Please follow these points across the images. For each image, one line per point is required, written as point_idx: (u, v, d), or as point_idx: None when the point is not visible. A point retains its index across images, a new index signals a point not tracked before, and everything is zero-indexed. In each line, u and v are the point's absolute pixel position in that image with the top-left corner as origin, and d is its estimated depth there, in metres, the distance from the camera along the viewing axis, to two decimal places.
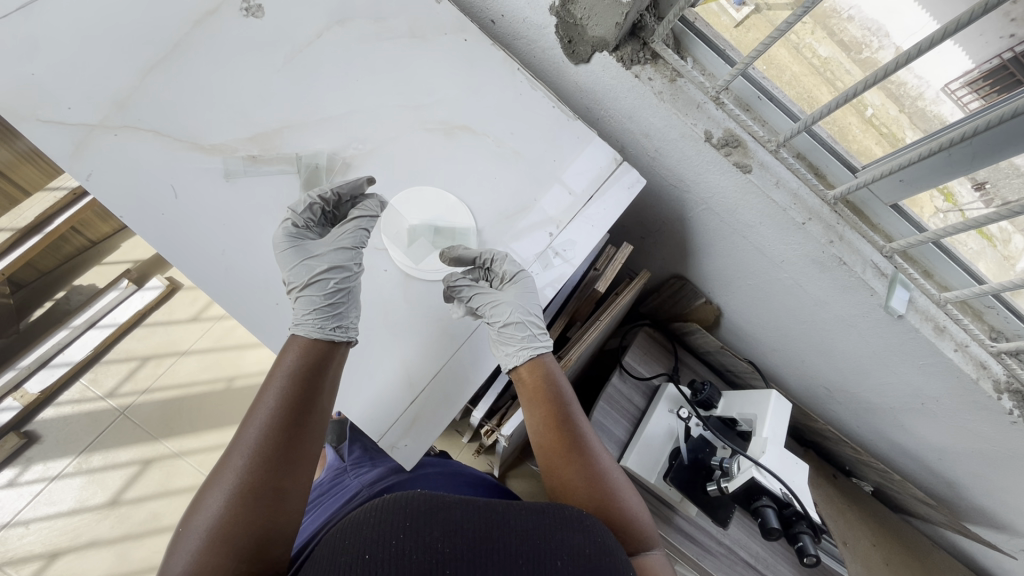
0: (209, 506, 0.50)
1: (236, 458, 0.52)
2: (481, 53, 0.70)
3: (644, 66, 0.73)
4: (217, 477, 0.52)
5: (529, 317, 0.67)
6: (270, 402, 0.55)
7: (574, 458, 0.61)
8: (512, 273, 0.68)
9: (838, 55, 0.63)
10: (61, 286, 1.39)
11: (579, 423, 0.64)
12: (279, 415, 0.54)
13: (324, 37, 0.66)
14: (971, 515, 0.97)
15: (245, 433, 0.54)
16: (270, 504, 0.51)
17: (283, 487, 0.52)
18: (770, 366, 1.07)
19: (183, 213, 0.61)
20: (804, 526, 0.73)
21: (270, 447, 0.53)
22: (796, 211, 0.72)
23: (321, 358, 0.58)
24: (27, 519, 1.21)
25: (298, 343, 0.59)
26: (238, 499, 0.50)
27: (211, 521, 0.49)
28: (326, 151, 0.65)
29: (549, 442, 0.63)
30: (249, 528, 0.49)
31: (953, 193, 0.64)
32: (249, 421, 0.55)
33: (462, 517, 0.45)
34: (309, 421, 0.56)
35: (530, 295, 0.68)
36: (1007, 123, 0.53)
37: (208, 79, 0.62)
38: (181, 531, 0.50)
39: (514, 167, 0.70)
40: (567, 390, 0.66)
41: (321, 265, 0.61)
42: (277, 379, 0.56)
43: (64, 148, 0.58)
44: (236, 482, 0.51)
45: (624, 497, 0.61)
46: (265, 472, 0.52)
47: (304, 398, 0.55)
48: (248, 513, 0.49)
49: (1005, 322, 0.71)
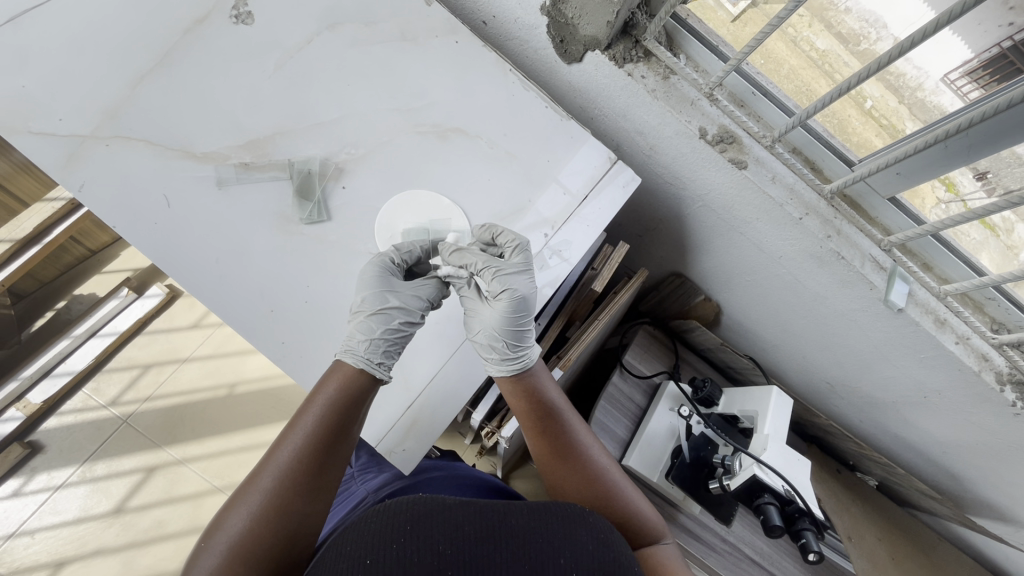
0: (231, 522, 0.51)
1: (264, 480, 0.53)
2: (473, 55, 0.70)
3: (636, 64, 0.73)
4: (242, 493, 0.53)
5: (500, 337, 0.63)
6: (305, 429, 0.55)
7: (568, 464, 0.65)
8: (507, 291, 0.62)
9: (836, 47, 0.63)
10: (62, 297, 1.39)
11: (570, 430, 0.65)
12: (311, 444, 0.54)
13: (314, 42, 0.66)
14: (977, 508, 0.97)
15: (275, 455, 0.54)
16: (293, 525, 0.52)
17: (308, 512, 0.53)
18: (771, 362, 1.07)
19: (178, 222, 0.61)
20: (807, 522, 0.71)
21: (299, 473, 0.54)
22: (792, 206, 0.72)
23: (363, 393, 0.58)
24: (33, 529, 1.21)
25: (344, 372, 0.58)
26: (263, 520, 0.51)
27: (232, 540, 0.50)
28: (318, 156, 0.65)
29: (543, 450, 0.66)
30: (271, 548, 0.51)
31: (955, 183, 0.63)
32: (281, 444, 0.55)
33: (461, 519, 0.45)
34: (338, 449, 0.56)
35: (517, 317, 0.63)
36: (1011, 109, 0.52)
37: (199, 87, 0.62)
38: (202, 544, 0.51)
39: (508, 169, 0.70)
40: (554, 396, 0.66)
41: (398, 299, 0.60)
42: (314, 405, 0.55)
43: (56, 159, 0.58)
44: (262, 504, 0.52)
45: (621, 494, 0.64)
46: (293, 497, 0.53)
47: (338, 429, 0.55)
48: (275, 535, 0.51)
49: (1007, 314, 0.70)
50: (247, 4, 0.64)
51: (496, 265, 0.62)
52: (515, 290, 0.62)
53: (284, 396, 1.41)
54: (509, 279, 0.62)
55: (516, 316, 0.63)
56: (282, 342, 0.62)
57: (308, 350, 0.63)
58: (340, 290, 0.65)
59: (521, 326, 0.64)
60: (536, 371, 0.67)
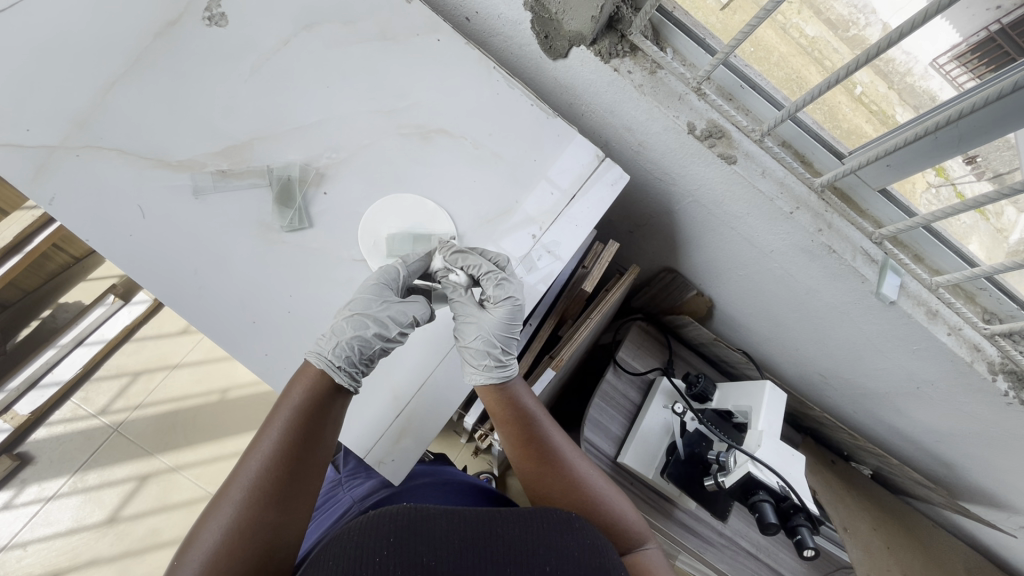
0: (205, 537, 0.50)
1: (235, 492, 0.51)
2: (456, 52, 0.68)
3: (623, 59, 0.71)
4: (214, 509, 0.51)
5: (493, 347, 0.62)
6: (273, 437, 0.54)
7: (548, 467, 0.64)
8: (507, 301, 0.63)
9: (825, 34, 0.62)
10: (47, 305, 1.37)
11: (551, 440, 0.65)
12: (281, 451, 0.53)
13: (291, 44, 0.64)
14: (971, 495, 0.97)
15: (246, 466, 0.53)
16: (268, 538, 0.50)
17: (282, 524, 0.52)
18: (764, 354, 1.07)
19: (154, 232, 0.59)
20: (802, 519, 0.70)
21: (271, 483, 0.52)
22: (783, 200, 0.71)
23: (330, 397, 0.57)
24: (25, 541, 1.20)
25: (309, 376, 0.57)
26: (237, 533, 0.50)
27: (205, 556, 0.48)
28: (298, 162, 0.63)
29: (524, 460, 0.66)
30: (246, 563, 0.49)
31: (946, 167, 0.63)
32: (250, 455, 0.54)
33: (446, 529, 0.44)
34: (311, 459, 0.55)
35: (512, 324, 0.64)
36: (1006, 98, 0.51)
37: (173, 93, 0.61)
38: (175, 563, 0.49)
39: (493, 169, 0.68)
40: (532, 405, 0.66)
41: (379, 308, 0.59)
42: (281, 413, 0.55)
43: (25, 171, 0.57)
44: (233, 518, 0.50)
45: (605, 503, 0.63)
46: (266, 508, 0.51)
47: (308, 434, 0.55)
48: (249, 548, 0.49)
49: (998, 304, 0.70)
50: (219, 5, 0.62)
51: (496, 274, 0.62)
52: (515, 300, 0.63)
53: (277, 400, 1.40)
54: (512, 287, 0.63)
55: (514, 328, 0.64)
56: (265, 355, 0.61)
57: (291, 361, 0.62)
58: (325, 299, 0.63)
59: (515, 334, 0.65)
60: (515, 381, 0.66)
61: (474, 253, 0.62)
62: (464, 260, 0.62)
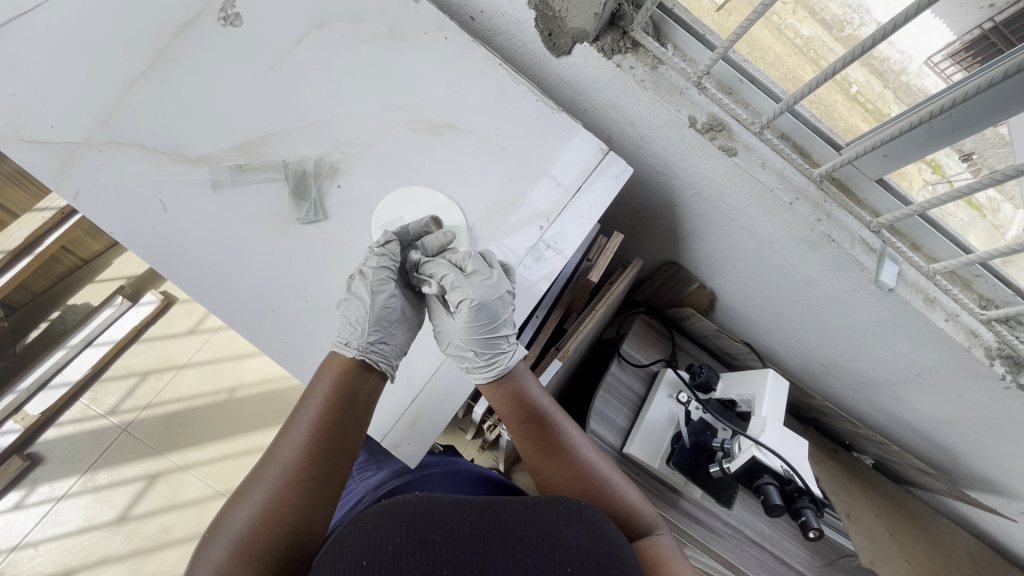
0: (236, 517, 0.51)
1: (269, 473, 0.53)
2: (463, 49, 0.70)
3: (625, 55, 0.73)
4: (247, 490, 0.53)
5: (467, 345, 0.64)
6: (307, 424, 0.56)
7: (557, 457, 0.65)
8: (467, 302, 0.62)
9: (820, 34, 0.63)
10: (56, 306, 1.39)
11: (558, 428, 0.66)
12: (313, 438, 0.55)
13: (304, 42, 0.66)
14: (971, 482, 0.99)
15: (280, 449, 0.55)
16: (296, 526, 0.51)
17: (312, 511, 0.52)
18: (765, 345, 1.08)
19: (174, 225, 0.61)
20: (807, 501, 0.73)
21: (303, 469, 0.53)
22: (783, 191, 0.73)
23: (361, 382, 0.60)
24: (36, 540, 1.21)
25: (341, 363, 0.60)
26: (267, 517, 0.51)
27: (236, 534, 0.50)
28: (313, 156, 0.65)
29: (531, 451, 0.67)
30: (276, 545, 0.50)
31: (941, 165, 0.65)
32: (285, 439, 0.56)
33: (458, 517, 0.45)
34: (343, 449, 0.56)
35: (483, 323, 0.63)
36: (995, 86, 0.53)
37: (190, 90, 0.62)
38: (207, 536, 0.51)
39: (501, 163, 0.70)
40: (539, 397, 0.68)
41: (366, 287, 0.61)
42: (315, 399, 0.57)
43: (50, 166, 0.59)
44: (265, 501, 0.51)
45: (612, 489, 0.65)
46: (297, 494, 0.52)
47: (339, 423, 0.56)
48: (277, 533, 0.50)
49: (994, 291, 0.72)
50: (234, 5, 0.64)
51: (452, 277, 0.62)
52: (473, 297, 0.61)
53: (284, 398, 1.41)
54: (465, 289, 0.61)
55: (487, 324, 0.63)
56: (283, 343, 0.63)
57: (308, 351, 0.64)
58: (339, 288, 0.65)
59: (496, 327, 0.64)
60: (516, 374, 0.67)
61: (437, 261, 0.65)
62: (434, 268, 0.65)
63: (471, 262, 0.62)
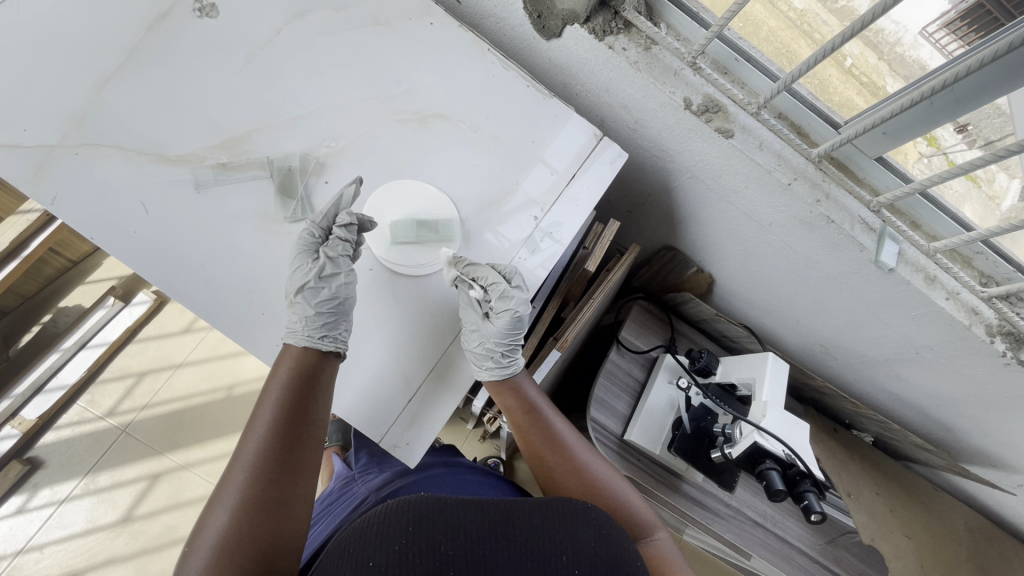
0: (213, 523, 0.51)
1: (237, 474, 0.53)
2: (450, 35, 0.68)
3: (617, 36, 0.71)
4: (218, 495, 0.53)
5: (496, 348, 0.65)
6: (266, 418, 0.56)
7: (558, 455, 0.66)
8: (511, 313, 0.64)
9: (814, 6, 0.62)
10: (47, 309, 1.37)
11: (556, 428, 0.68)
12: (275, 429, 0.56)
13: (284, 32, 0.63)
14: (970, 456, 0.99)
15: (244, 449, 0.55)
16: (273, 518, 0.52)
17: (286, 500, 0.53)
18: (764, 327, 1.08)
19: (158, 228, 0.60)
20: (809, 485, 0.73)
21: (269, 462, 0.54)
22: (782, 171, 0.71)
23: (317, 367, 0.59)
24: (42, 543, 1.21)
25: (292, 354, 0.59)
26: (242, 514, 0.51)
27: (215, 539, 0.50)
28: (298, 152, 0.63)
29: (533, 449, 0.68)
30: (255, 541, 0.50)
31: (936, 137, 0.64)
32: (246, 438, 0.56)
33: (464, 518, 0.45)
34: (306, 436, 0.57)
35: (513, 330, 0.66)
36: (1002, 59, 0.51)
37: (167, 87, 0.60)
38: (188, 548, 0.50)
39: (493, 152, 0.68)
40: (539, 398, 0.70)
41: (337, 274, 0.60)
42: (271, 393, 0.57)
43: (25, 171, 0.57)
44: (238, 501, 0.52)
45: (611, 489, 0.64)
46: (268, 487, 0.53)
47: (297, 411, 0.57)
48: (256, 529, 0.51)
49: (994, 267, 0.71)
50: None
51: (502, 287, 0.62)
52: (519, 309, 0.64)
53: None
54: (512, 301, 0.63)
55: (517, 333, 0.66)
56: (276, 345, 0.62)
57: None
58: None
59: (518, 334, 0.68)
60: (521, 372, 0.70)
61: (483, 265, 0.63)
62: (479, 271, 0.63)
63: (518, 277, 0.65)
